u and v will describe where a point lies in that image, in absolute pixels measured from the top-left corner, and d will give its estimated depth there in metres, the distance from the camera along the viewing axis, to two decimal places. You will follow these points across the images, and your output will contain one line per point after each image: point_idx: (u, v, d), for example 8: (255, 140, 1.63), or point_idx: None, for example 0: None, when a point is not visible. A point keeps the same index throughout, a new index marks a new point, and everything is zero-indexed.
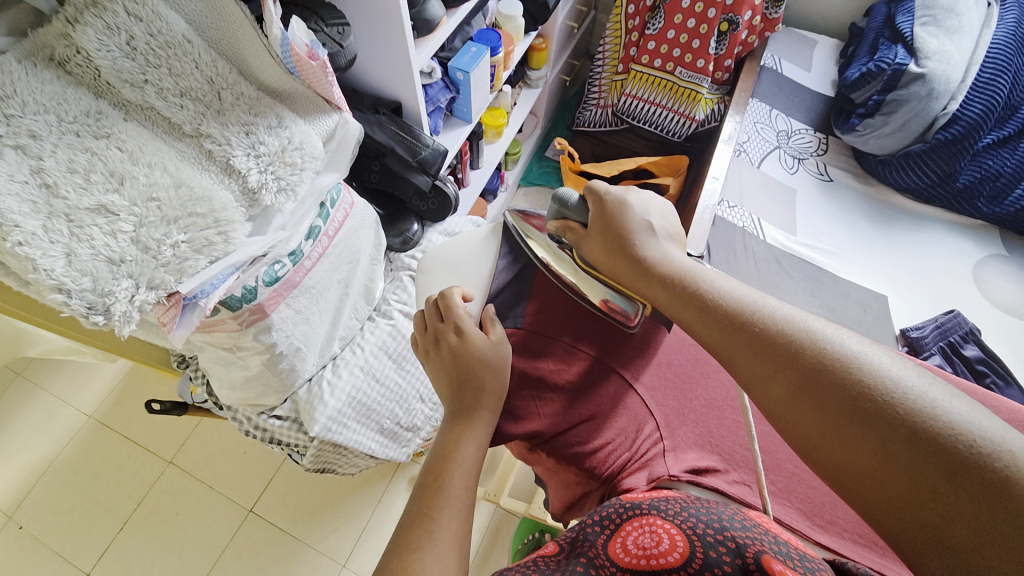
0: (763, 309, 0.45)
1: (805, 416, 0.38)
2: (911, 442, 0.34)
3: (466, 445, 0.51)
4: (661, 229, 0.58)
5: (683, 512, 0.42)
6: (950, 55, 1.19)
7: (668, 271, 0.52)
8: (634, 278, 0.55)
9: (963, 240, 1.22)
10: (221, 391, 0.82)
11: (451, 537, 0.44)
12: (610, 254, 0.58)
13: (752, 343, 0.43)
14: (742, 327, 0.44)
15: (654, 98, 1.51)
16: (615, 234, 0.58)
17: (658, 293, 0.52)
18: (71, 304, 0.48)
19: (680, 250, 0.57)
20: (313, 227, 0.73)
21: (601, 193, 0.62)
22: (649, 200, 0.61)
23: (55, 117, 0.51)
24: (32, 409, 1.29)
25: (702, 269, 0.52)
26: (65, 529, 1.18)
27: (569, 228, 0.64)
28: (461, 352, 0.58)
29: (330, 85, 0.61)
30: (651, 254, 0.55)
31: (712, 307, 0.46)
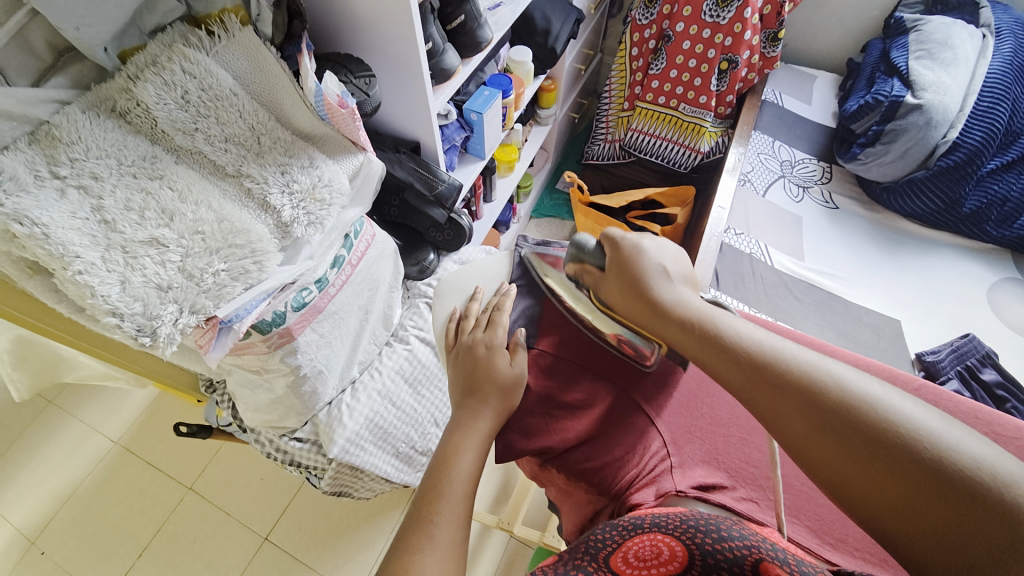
0: (780, 349, 0.45)
1: (827, 453, 0.38)
2: (939, 481, 0.34)
3: (465, 455, 0.52)
4: (674, 273, 0.59)
5: (683, 523, 0.44)
6: (947, 86, 1.22)
7: (684, 309, 0.53)
8: (653, 323, 0.54)
9: (974, 263, 1.23)
10: (246, 414, 0.86)
11: (449, 542, 0.45)
12: (626, 297, 0.58)
13: (770, 383, 0.43)
14: (761, 365, 0.44)
15: (659, 132, 1.58)
16: (629, 278, 0.58)
17: (677, 333, 0.51)
18: (123, 327, 0.54)
19: (695, 293, 0.57)
20: (337, 256, 0.78)
21: (616, 238, 0.62)
22: (662, 245, 0.62)
23: (116, 161, 0.58)
24: (64, 435, 1.35)
25: (718, 309, 0.52)
26: (88, 554, 1.21)
27: (586, 271, 0.65)
28: (484, 363, 0.62)
29: (357, 128, 0.68)
30: (667, 297, 0.55)
31: (731, 347, 0.47)
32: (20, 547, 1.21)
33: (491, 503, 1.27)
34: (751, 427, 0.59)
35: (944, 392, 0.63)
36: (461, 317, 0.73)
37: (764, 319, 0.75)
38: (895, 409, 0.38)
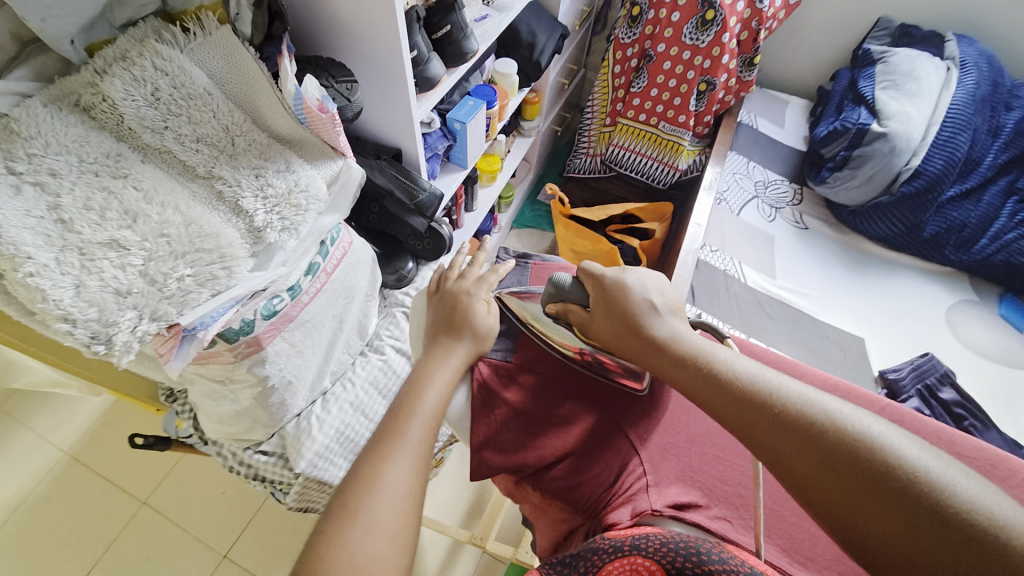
0: (776, 386, 0.47)
1: (832, 491, 0.40)
2: (937, 520, 0.36)
3: (436, 384, 0.57)
4: (662, 305, 0.60)
5: (664, 546, 0.44)
6: (910, 116, 1.29)
7: (681, 346, 0.54)
8: (651, 360, 0.55)
9: (933, 285, 1.29)
10: (209, 425, 0.82)
11: (416, 454, 0.50)
12: (618, 334, 0.58)
13: (770, 424, 0.44)
14: (761, 404, 0.46)
15: (640, 148, 1.61)
16: (621, 314, 0.59)
17: (676, 371, 0.52)
18: (75, 334, 0.50)
19: (684, 324, 0.59)
20: (312, 263, 0.75)
21: (598, 274, 0.62)
22: (645, 276, 0.62)
23: (76, 157, 0.55)
24: (7, 443, 1.26)
25: (712, 344, 0.54)
26: (28, 573, 1.12)
27: (568, 310, 0.63)
28: (462, 308, 0.65)
29: (336, 134, 0.67)
30: (660, 332, 0.56)
31: (731, 384, 0.48)
32: None
33: (464, 518, 1.25)
34: (725, 444, 0.60)
35: (908, 412, 0.65)
36: (447, 266, 0.74)
37: (738, 337, 0.77)
38: (888, 444, 0.40)
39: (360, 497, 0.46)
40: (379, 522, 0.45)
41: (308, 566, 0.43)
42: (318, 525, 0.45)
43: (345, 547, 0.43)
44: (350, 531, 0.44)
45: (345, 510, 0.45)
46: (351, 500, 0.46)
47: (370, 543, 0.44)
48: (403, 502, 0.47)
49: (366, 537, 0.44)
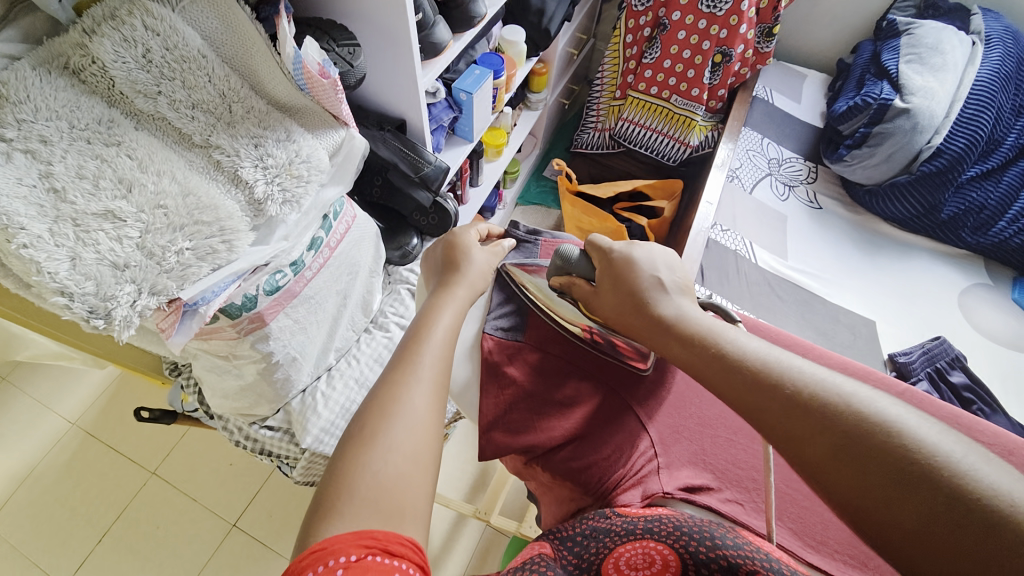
0: (788, 367, 0.44)
1: (842, 473, 0.38)
2: (962, 513, 0.33)
3: (446, 312, 0.56)
4: (670, 282, 0.56)
5: (678, 530, 0.45)
6: (934, 91, 1.24)
7: (686, 325, 0.51)
8: (655, 338, 0.53)
9: (948, 268, 1.26)
10: (214, 400, 0.82)
11: (432, 378, 0.49)
12: (624, 315, 0.55)
13: (781, 405, 0.42)
14: (773, 387, 0.43)
15: (651, 123, 1.56)
16: (626, 294, 0.55)
17: (681, 351, 0.50)
18: (72, 308, 0.48)
19: (694, 303, 0.55)
20: (315, 238, 0.73)
21: (606, 248, 0.59)
22: (652, 251, 0.58)
23: (67, 123, 0.53)
24: (16, 415, 1.27)
25: (722, 324, 0.51)
26: (43, 537, 1.15)
27: (573, 284, 0.61)
28: (455, 244, 0.66)
29: (339, 102, 0.63)
30: (666, 311, 0.53)
31: (740, 366, 0.46)
32: None
33: (467, 492, 1.26)
34: (737, 427, 0.60)
35: None
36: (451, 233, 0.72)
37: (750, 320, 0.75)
38: (907, 429, 0.38)
39: (378, 419, 0.45)
40: (399, 442, 0.44)
41: (329, 491, 0.41)
42: (336, 455, 0.43)
43: (367, 468, 0.42)
44: (371, 453, 0.43)
45: (363, 434, 0.44)
46: (369, 424, 0.45)
47: (392, 464, 0.42)
48: (423, 424, 0.46)
49: (388, 457, 0.43)
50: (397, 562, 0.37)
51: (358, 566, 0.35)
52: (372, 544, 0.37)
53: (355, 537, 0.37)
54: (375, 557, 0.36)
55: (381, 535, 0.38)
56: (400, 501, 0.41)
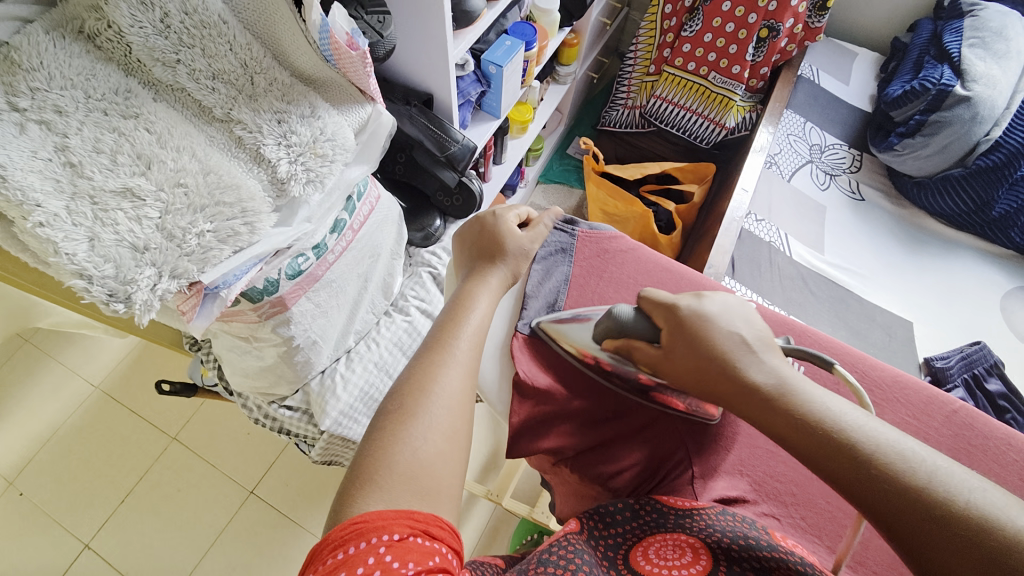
0: (906, 454, 0.39)
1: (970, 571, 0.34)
2: None
3: (481, 299, 0.54)
4: (754, 338, 0.48)
5: (709, 527, 0.45)
6: (997, 79, 1.15)
7: (789, 396, 0.44)
8: (747, 407, 0.45)
9: (995, 269, 1.18)
10: (233, 378, 0.81)
11: (468, 362, 0.48)
12: (704, 379, 0.47)
13: (905, 503, 0.37)
14: (902, 490, 0.37)
15: (685, 102, 1.47)
16: (707, 358, 0.47)
17: (784, 425, 0.43)
18: (91, 291, 0.46)
19: (783, 360, 0.47)
20: (338, 220, 0.70)
21: (670, 305, 0.51)
22: (727, 304, 0.51)
23: (82, 93, 0.50)
24: (42, 377, 1.29)
25: (829, 395, 0.44)
26: (69, 497, 1.19)
27: (633, 347, 0.52)
28: (488, 228, 0.61)
29: (367, 76, 0.58)
30: (760, 378, 0.45)
31: (863, 459, 0.39)
32: None
33: (480, 472, 1.27)
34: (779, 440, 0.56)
35: (980, 417, 0.59)
36: (489, 211, 0.64)
37: (800, 323, 0.66)
38: None
39: (415, 396, 0.44)
40: (437, 421, 0.43)
41: (364, 464, 0.40)
42: (373, 425, 0.43)
43: (406, 444, 0.41)
44: (410, 428, 0.42)
45: (402, 412, 0.43)
46: (407, 402, 0.44)
47: (429, 441, 0.42)
48: (458, 406, 0.45)
49: (426, 435, 0.42)
50: (437, 545, 0.37)
51: (400, 547, 0.35)
52: (414, 526, 0.37)
53: (398, 515, 0.37)
54: (417, 539, 0.36)
55: (422, 516, 0.38)
56: (436, 480, 0.40)
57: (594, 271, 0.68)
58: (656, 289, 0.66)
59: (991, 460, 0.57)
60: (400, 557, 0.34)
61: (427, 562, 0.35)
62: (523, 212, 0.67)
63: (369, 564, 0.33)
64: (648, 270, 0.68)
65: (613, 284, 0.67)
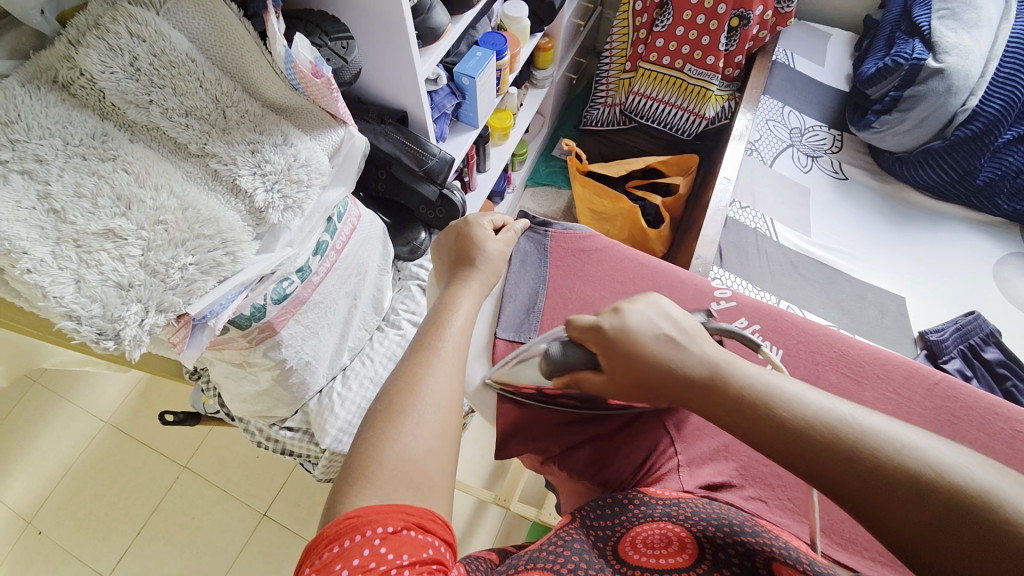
0: (822, 413, 0.39)
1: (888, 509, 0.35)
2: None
3: (464, 302, 0.55)
4: (681, 331, 0.47)
5: (694, 516, 0.45)
6: (969, 49, 1.15)
7: (726, 379, 0.43)
8: (685, 394, 0.44)
9: (985, 238, 1.18)
10: (232, 403, 0.83)
11: (454, 361, 0.49)
12: (643, 379, 0.45)
13: (808, 449, 0.38)
14: (840, 454, 0.37)
15: (663, 95, 1.48)
16: (637, 354, 0.46)
17: (722, 412, 0.42)
18: (81, 331, 0.48)
19: (715, 346, 0.46)
20: (320, 242, 0.72)
21: (593, 327, 0.47)
22: (652, 302, 0.49)
23: (61, 140, 0.51)
24: (51, 415, 1.32)
25: (764, 373, 0.43)
26: (84, 532, 1.21)
27: (580, 381, 0.49)
28: (464, 235, 0.63)
29: (335, 100, 0.60)
30: (695, 369, 0.44)
31: (801, 434, 0.38)
32: (15, 527, 1.21)
33: (487, 479, 1.27)
34: None
35: (963, 387, 0.60)
36: (467, 219, 0.65)
37: (778, 307, 0.67)
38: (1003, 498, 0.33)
39: (404, 395, 0.45)
40: (427, 420, 0.44)
41: (357, 463, 0.41)
42: (363, 427, 0.44)
43: (396, 441, 0.42)
44: (399, 426, 0.43)
45: (391, 410, 0.44)
46: (396, 400, 0.45)
47: (420, 438, 0.43)
48: (446, 405, 0.46)
49: (416, 431, 0.43)
50: (430, 538, 0.38)
51: (394, 539, 0.36)
52: (407, 519, 0.38)
53: (391, 509, 0.38)
54: (411, 532, 0.37)
55: (415, 509, 0.39)
56: (427, 477, 0.41)
57: (571, 271, 0.69)
58: (633, 284, 0.67)
59: (977, 429, 0.57)
60: (395, 548, 0.35)
61: (422, 553, 0.36)
62: (498, 220, 0.68)
63: (364, 556, 0.35)
64: (623, 266, 0.69)
65: (590, 282, 0.68)
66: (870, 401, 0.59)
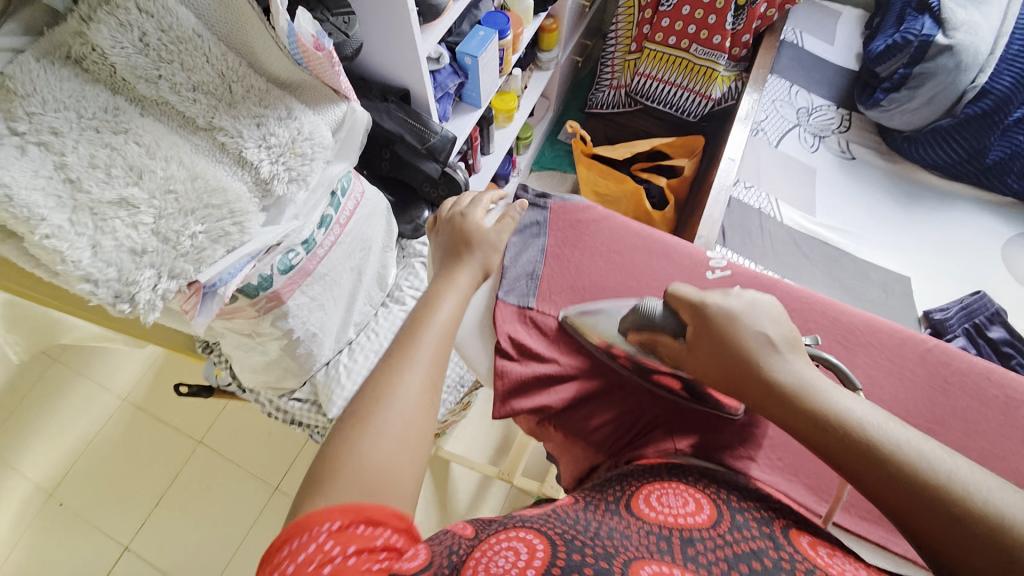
0: (864, 418, 0.42)
1: (895, 499, 0.39)
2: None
3: (449, 296, 0.55)
4: (780, 339, 0.48)
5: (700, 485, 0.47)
6: (978, 26, 1.14)
7: (810, 395, 0.44)
8: (768, 403, 0.46)
9: (994, 217, 1.17)
10: (243, 374, 0.86)
11: (431, 357, 0.49)
12: (729, 378, 0.48)
13: (865, 457, 0.40)
14: (897, 470, 0.39)
15: (668, 77, 1.47)
16: (730, 351, 0.48)
17: (800, 423, 0.43)
18: (98, 294, 0.52)
19: (808, 361, 0.47)
20: (324, 216, 0.74)
21: (696, 301, 0.52)
22: (754, 301, 0.51)
23: (75, 114, 0.53)
24: (70, 392, 1.37)
25: (849, 394, 0.44)
26: (103, 504, 1.26)
27: (658, 343, 0.54)
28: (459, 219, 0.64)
29: (337, 75, 0.62)
30: (782, 379, 0.45)
31: (880, 455, 0.40)
32: (37, 499, 1.26)
33: (492, 455, 1.30)
34: None
35: (956, 354, 0.61)
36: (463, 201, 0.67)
37: (772, 276, 0.67)
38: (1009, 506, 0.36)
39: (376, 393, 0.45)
40: (397, 418, 0.44)
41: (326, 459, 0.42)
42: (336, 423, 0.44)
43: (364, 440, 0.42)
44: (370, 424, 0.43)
45: (362, 407, 0.44)
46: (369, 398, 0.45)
47: (389, 437, 0.43)
48: (419, 403, 0.46)
49: (386, 431, 0.43)
50: (380, 530, 0.38)
51: (341, 534, 0.37)
52: (354, 514, 0.38)
53: (333, 509, 0.38)
54: (359, 527, 0.38)
55: (364, 506, 0.39)
56: (394, 478, 0.41)
57: (568, 242, 0.70)
58: (629, 254, 0.68)
59: (969, 395, 0.58)
60: (340, 544, 0.36)
61: (367, 546, 0.37)
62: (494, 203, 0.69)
63: (309, 553, 0.35)
64: (620, 236, 0.70)
65: (588, 253, 0.69)
66: (861, 366, 0.60)
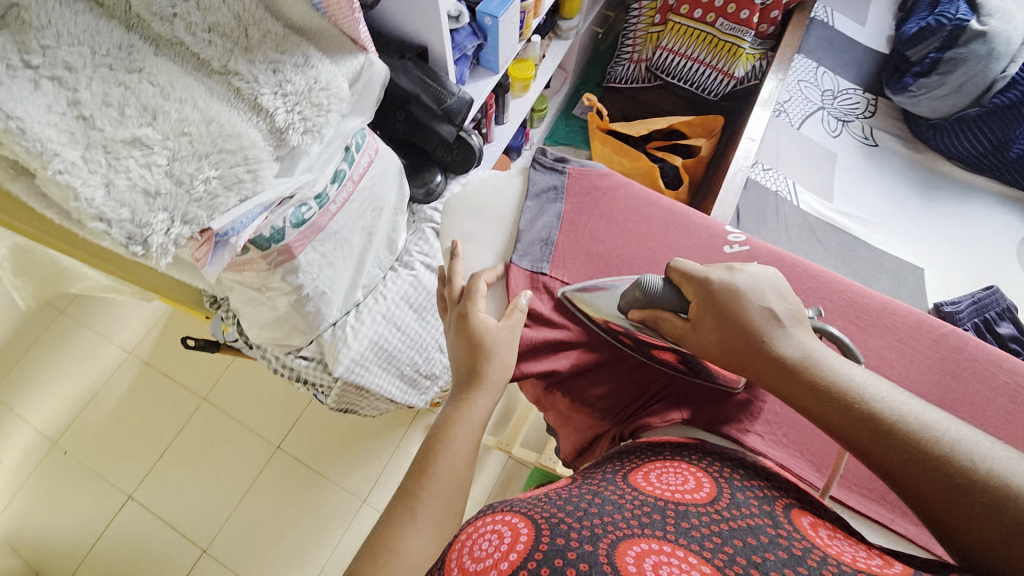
0: (870, 390, 0.42)
1: (898, 468, 0.39)
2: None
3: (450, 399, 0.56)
4: (785, 313, 0.48)
5: (702, 465, 0.46)
6: (1013, 13, 1.10)
7: (815, 368, 0.44)
8: (772, 378, 0.46)
9: (1013, 213, 1.14)
10: (250, 330, 0.86)
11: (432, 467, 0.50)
12: (731, 352, 0.48)
13: (871, 433, 0.40)
14: (904, 444, 0.39)
15: (691, 52, 1.43)
16: (733, 323, 0.48)
17: (804, 398, 0.44)
18: (111, 233, 0.52)
19: (813, 335, 0.47)
20: (338, 170, 0.73)
21: (702, 277, 0.51)
22: (759, 275, 0.51)
23: (88, 50, 0.52)
24: (75, 343, 1.38)
25: (854, 368, 0.44)
26: (107, 454, 1.29)
27: (660, 318, 0.53)
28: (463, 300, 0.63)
29: (355, 21, 0.61)
30: (787, 352, 0.45)
31: (887, 429, 0.40)
32: (42, 447, 1.29)
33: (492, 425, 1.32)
34: None
35: (971, 341, 0.60)
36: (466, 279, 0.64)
37: (789, 254, 0.67)
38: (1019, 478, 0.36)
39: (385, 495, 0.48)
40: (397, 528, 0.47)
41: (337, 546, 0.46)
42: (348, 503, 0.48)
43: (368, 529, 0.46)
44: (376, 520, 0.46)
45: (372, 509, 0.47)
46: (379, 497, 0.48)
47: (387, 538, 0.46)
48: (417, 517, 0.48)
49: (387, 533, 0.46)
50: None
51: None
52: None
53: None
54: None
55: None
56: None
57: (585, 208, 0.69)
58: (645, 223, 0.67)
59: (980, 382, 0.58)
60: None
61: None
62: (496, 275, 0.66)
63: None
64: (636, 206, 0.69)
65: (604, 220, 0.68)
66: (874, 348, 0.59)
